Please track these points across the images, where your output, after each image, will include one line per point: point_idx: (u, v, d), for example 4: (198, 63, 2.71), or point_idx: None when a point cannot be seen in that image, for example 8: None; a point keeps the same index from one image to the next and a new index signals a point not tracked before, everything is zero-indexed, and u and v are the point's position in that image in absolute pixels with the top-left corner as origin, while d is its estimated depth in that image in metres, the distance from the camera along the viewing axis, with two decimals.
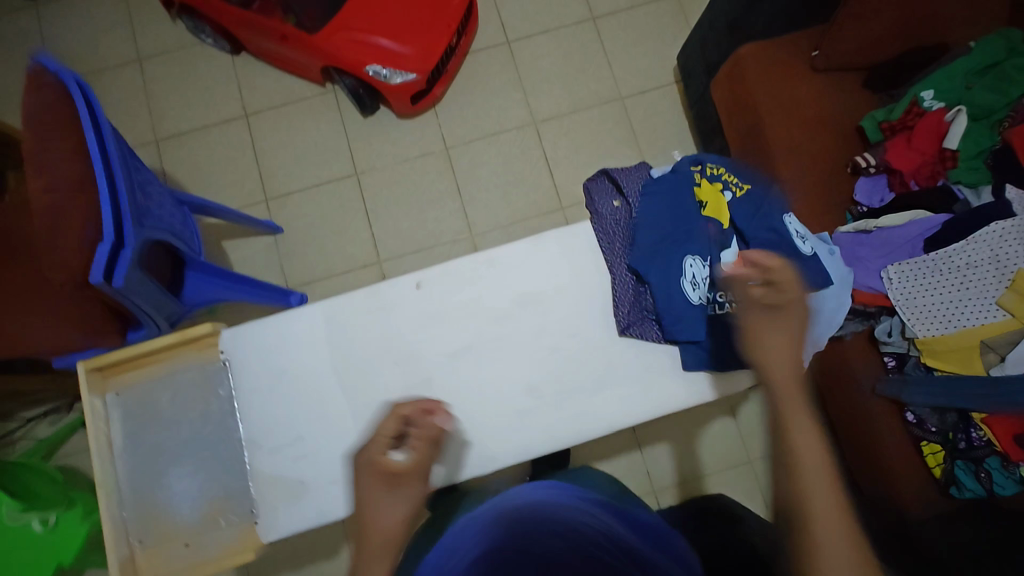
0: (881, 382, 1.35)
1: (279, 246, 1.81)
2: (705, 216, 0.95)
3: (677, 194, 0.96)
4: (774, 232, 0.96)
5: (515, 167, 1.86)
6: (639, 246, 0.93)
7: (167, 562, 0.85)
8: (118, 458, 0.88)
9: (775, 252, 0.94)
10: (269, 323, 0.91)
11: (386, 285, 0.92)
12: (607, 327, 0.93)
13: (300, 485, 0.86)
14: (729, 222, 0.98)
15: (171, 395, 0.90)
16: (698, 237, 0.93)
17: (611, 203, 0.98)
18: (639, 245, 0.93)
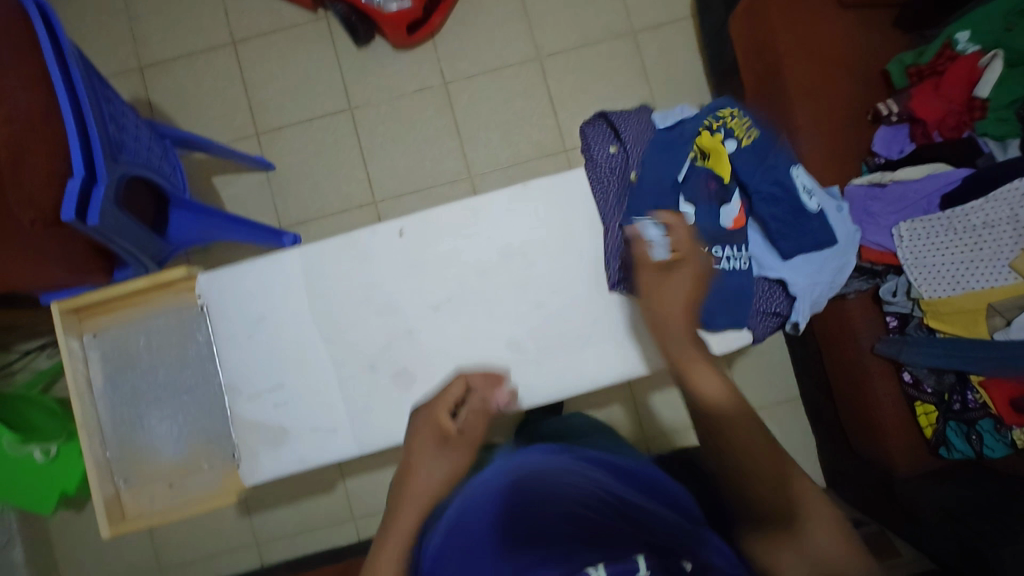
0: (881, 342, 1.32)
1: (271, 184, 1.75)
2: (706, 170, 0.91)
3: (672, 149, 0.90)
4: (779, 187, 0.91)
5: (518, 105, 1.77)
6: (632, 204, 0.87)
7: (151, 501, 0.87)
8: (99, 400, 0.87)
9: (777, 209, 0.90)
10: (246, 269, 0.87)
11: (368, 232, 0.88)
12: (598, 282, 0.89)
13: (281, 432, 0.86)
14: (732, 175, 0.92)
15: (148, 339, 0.88)
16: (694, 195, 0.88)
17: (608, 149, 0.91)
18: (632, 202, 0.88)
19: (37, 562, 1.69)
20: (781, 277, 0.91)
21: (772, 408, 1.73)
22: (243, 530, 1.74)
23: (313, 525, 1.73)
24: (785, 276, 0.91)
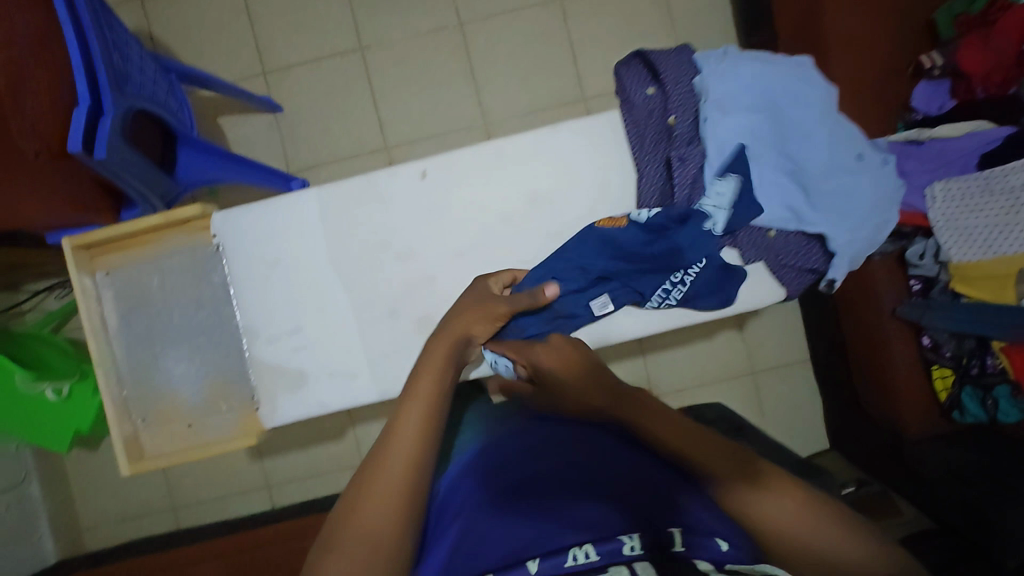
0: (903, 305, 1.32)
1: (280, 126, 1.69)
2: (749, 116, 0.80)
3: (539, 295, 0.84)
4: (828, 138, 0.81)
5: (536, 48, 1.68)
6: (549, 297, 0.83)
7: (170, 441, 0.86)
8: (114, 340, 0.86)
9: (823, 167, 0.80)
10: (261, 207, 0.84)
11: (389, 173, 0.84)
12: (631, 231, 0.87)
13: (300, 376, 0.85)
14: (776, 123, 0.81)
15: (162, 279, 0.86)
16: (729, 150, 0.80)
17: (645, 90, 0.83)
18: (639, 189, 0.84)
19: (54, 497, 1.74)
20: (820, 231, 0.81)
21: (782, 369, 1.73)
22: (254, 473, 1.77)
23: (323, 470, 1.76)
24: (826, 231, 0.81)
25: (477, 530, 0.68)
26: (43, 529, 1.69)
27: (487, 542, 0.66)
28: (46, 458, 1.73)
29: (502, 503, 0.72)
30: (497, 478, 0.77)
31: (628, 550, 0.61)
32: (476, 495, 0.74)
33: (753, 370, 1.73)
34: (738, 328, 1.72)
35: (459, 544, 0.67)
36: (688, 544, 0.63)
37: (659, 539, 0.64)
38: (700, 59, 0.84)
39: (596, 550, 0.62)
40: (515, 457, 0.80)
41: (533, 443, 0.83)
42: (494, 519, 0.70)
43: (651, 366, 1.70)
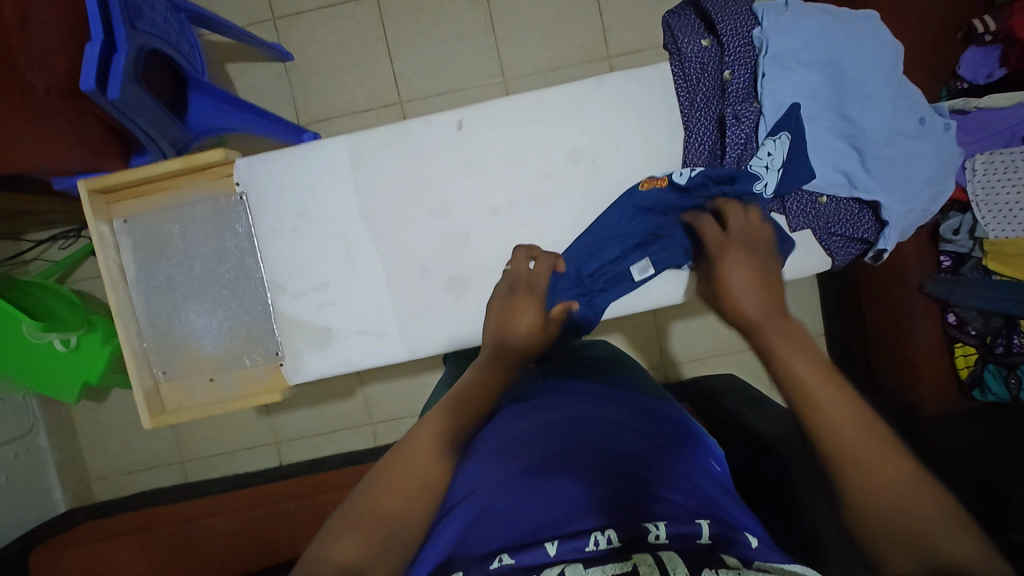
0: (932, 281, 1.29)
1: (290, 76, 1.62)
2: (808, 75, 0.76)
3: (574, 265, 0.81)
4: (891, 102, 0.76)
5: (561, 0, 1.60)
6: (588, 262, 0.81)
7: (191, 394, 0.84)
8: (133, 291, 0.83)
9: (883, 133, 0.76)
10: (287, 156, 0.80)
11: (421, 122, 0.80)
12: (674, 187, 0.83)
13: (327, 332, 0.82)
14: (836, 84, 0.76)
15: (181, 227, 0.82)
16: (784, 110, 0.77)
17: (699, 42, 0.79)
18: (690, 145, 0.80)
19: (62, 447, 1.73)
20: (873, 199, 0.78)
21: None
22: (263, 430, 1.77)
23: (332, 429, 1.75)
24: (879, 199, 0.78)
25: (484, 512, 0.59)
26: (52, 478, 1.69)
27: (499, 526, 0.57)
28: (53, 410, 1.72)
29: (513, 478, 0.62)
30: (507, 453, 0.67)
31: (653, 539, 0.53)
32: (484, 473, 0.65)
33: None
34: None
35: (461, 529, 0.58)
36: (716, 537, 0.54)
37: (686, 528, 0.54)
38: (759, 9, 0.79)
39: (619, 536, 0.53)
40: (519, 434, 0.71)
41: (545, 419, 0.74)
42: (503, 496, 0.60)
43: (664, 336, 1.69)
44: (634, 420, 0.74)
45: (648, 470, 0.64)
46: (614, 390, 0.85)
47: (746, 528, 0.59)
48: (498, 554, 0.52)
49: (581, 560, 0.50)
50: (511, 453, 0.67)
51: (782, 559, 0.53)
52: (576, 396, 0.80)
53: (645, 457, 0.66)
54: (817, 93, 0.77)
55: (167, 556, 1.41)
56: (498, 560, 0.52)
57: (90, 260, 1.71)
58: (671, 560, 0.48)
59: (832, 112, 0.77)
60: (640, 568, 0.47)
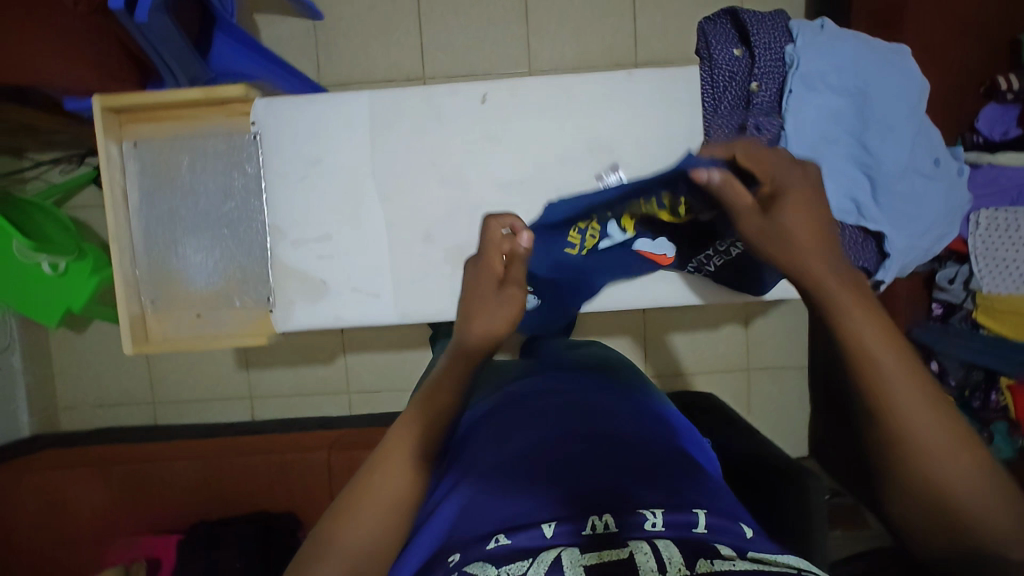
0: (920, 327, 1.30)
1: (318, 33, 1.61)
2: (830, 101, 0.77)
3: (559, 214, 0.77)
4: (908, 140, 0.77)
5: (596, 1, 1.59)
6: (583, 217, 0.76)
7: (177, 328, 0.84)
8: (134, 217, 0.82)
9: (895, 169, 0.77)
10: (308, 104, 0.80)
11: (446, 90, 0.80)
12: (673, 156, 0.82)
13: (321, 285, 0.82)
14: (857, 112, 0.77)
15: (191, 159, 0.82)
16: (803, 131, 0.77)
17: (730, 52, 0.79)
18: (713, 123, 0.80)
19: (34, 371, 1.72)
20: (879, 230, 0.79)
21: (776, 371, 1.73)
22: (239, 383, 1.76)
23: (308, 392, 1.75)
24: (885, 231, 0.79)
25: (475, 502, 0.60)
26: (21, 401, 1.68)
27: (489, 510, 0.58)
28: (31, 333, 1.70)
29: (501, 470, 0.64)
30: (493, 446, 0.69)
31: (650, 526, 0.53)
32: (470, 467, 0.66)
33: (749, 367, 1.73)
34: (744, 323, 1.71)
35: (451, 520, 0.59)
36: (712, 526, 0.54)
37: (681, 517, 0.54)
38: (795, 27, 0.79)
39: (616, 522, 0.54)
40: (507, 425, 0.72)
41: (534, 410, 0.75)
42: (492, 485, 0.61)
43: (649, 346, 1.70)
44: (623, 409, 0.76)
45: (637, 458, 0.65)
46: (607, 381, 0.86)
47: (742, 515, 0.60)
48: (494, 535, 0.53)
49: (578, 544, 0.51)
50: (498, 445, 0.68)
51: (775, 548, 0.53)
52: (564, 387, 0.81)
53: (635, 445, 0.67)
54: (836, 121, 0.78)
55: (127, 492, 1.40)
56: (494, 540, 0.53)
57: (89, 188, 1.69)
58: (666, 548, 0.49)
59: (846, 142, 0.78)
60: (638, 556, 0.48)
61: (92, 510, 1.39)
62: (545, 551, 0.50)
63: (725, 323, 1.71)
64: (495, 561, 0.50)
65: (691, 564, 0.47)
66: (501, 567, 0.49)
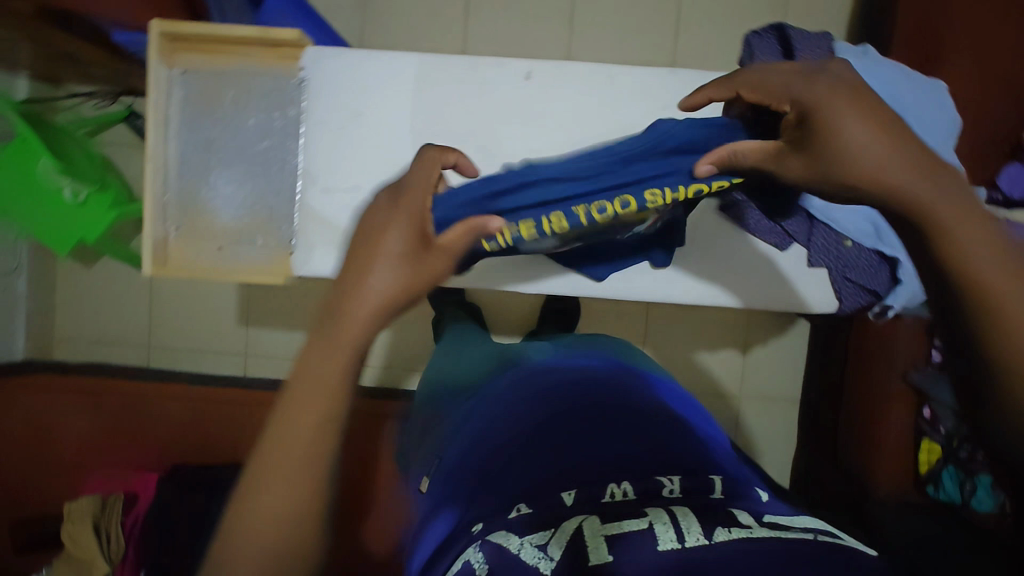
0: (917, 371, 1.31)
1: (366, 7, 1.63)
2: None
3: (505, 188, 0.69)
4: None
5: (641, 12, 1.60)
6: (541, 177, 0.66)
7: (198, 257, 0.85)
8: (171, 143, 0.83)
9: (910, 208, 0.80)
10: (357, 58, 0.82)
11: (493, 64, 0.82)
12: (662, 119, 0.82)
13: (344, 235, 0.83)
14: None
15: (235, 94, 0.83)
16: None
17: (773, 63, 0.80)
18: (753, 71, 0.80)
19: (37, 298, 1.73)
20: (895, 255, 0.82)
21: (768, 400, 1.74)
22: (236, 338, 1.77)
23: None
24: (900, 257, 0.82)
25: (491, 476, 0.68)
26: (20, 324, 1.69)
27: (507, 486, 0.66)
28: (41, 259, 1.72)
29: (507, 447, 0.71)
30: (502, 421, 0.76)
31: (668, 493, 0.62)
32: (479, 441, 0.74)
33: (742, 393, 1.74)
34: (741, 350, 1.73)
35: (475, 492, 0.68)
36: (728, 492, 0.62)
37: (698, 485, 0.63)
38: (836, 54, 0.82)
39: (634, 490, 0.62)
40: (514, 405, 0.79)
41: (539, 389, 0.82)
42: (505, 458, 0.70)
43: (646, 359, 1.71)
44: (629, 382, 0.84)
45: (644, 429, 0.72)
46: (618, 359, 0.94)
47: (746, 476, 0.69)
48: (516, 506, 0.62)
49: (597, 514, 0.58)
50: (506, 424, 0.75)
51: (789, 510, 0.60)
52: (571, 364, 0.89)
53: (643, 418, 0.74)
54: None
55: (116, 423, 1.41)
56: (516, 510, 0.61)
57: (118, 128, 1.72)
58: (685, 520, 0.54)
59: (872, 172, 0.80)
60: (656, 525, 0.54)
61: (77, 436, 1.40)
62: (567, 523, 0.57)
63: (723, 347, 1.73)
64: (517, 530, 0.57)
65: (709, 533, 0.52)
66: (524, 535, 0.56)
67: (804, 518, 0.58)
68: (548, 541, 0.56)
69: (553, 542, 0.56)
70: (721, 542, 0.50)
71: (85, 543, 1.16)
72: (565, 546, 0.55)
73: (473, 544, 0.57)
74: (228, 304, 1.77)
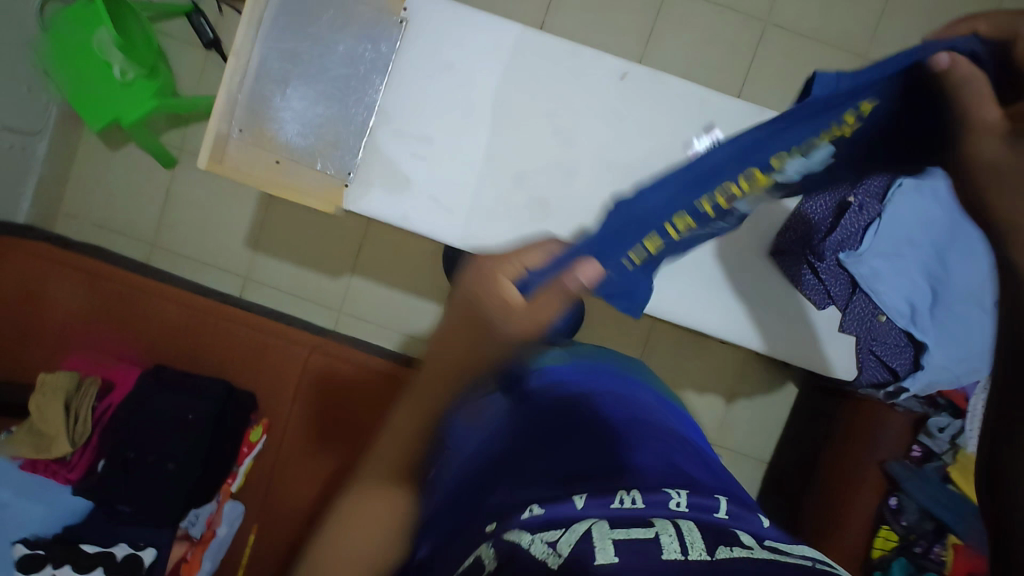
0: (895, 461, 1.36)
1: None
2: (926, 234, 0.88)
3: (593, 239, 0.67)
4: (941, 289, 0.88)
5: (718, 52, 1.60)
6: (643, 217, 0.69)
7: (252, 165, 0.84)
8: (256, 45, 0.82)
9: (922, 302, 0.89)
10: (462, 16, 0.82)
11: (597, 57, 0.83)
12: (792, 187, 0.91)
13: (404, 180, 0.83)
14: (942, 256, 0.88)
15: (333, 15, 0.83)
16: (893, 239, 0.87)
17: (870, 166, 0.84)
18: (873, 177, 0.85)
19: (53, 165, 1.70)
20: (925, 341, 0.89)
21: (737, 455, 1.77)
22: (241, 259, 1.76)
23: (302, 294, 1.75)
24: (930, 344, 0.89)
25: (514, 472, 0.69)
26: (28, 186, 1.65)
27: (531, 479, 0.67)
28: (66, 129, 1.68)
29: (532, 450, 0.72)
30: (520, 426, 0.78)
31: (675, 504, 0.64)
32: (504, 443, 0.75)
33: (714, 440, 1.76)
34: (726, 399, 1.75)
35: (500, 485, 0.68)
36: (731, 514, 0.65)
37: (705, 502, 0.66)
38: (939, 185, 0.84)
39: (643, 499, 0.64)
40: (538, 409, 0.81)
41: (559, 396, 0.84)
42: (528, 458, 0.71)
43: None
44: (644, 405, 0.87)
45: (660, 447, 0.76)
46: (630, 376, 0.98)
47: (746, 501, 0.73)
48: (527, 506, 0.62)
49: (606, 519, 0.59)
50: (533, 426, 0.77)
51: (788, 539, 0.64)
52: (589, 377, 0.90)
53: (659, 439, 0.78)
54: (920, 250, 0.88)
55: (105, 308, 1.38)
56: (528, 510, 0.61)
57: (178, 21, 1.68)
58: (689, 534, 0.58)
59: (909, 270, 0.88)
60: (663, 536, 0.57)
61: (62, 310, 1.36)
62: (578, 524, 0.58)
63: (709, 392, 1.75)
64: (531, 530, 0.58)
65: (711, 550, 0.55)
66: (536, 534, 0.57)
67: (799, 547, 0.62)
68: (557, 539, 0.56)
69: (563, 540, 0.55)
70: (722, 558, 0.54)
71: (53, 419, 1.14)
72: (574, 544, 0.54)
73: (485, 541, 0.58)
74: (242, 224, 1.76)
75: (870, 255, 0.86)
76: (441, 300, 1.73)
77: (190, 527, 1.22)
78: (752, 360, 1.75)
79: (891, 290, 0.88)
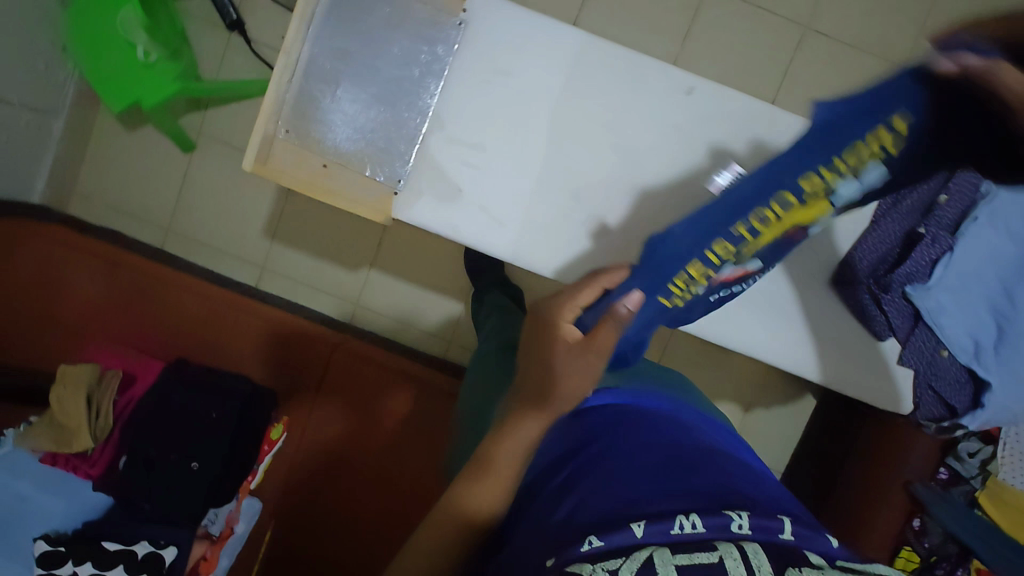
0: (921, 484, 1.34)
1: None
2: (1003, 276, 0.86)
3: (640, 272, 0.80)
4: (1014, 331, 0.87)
5: (755, 56, 1.56)
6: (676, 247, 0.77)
7: (299, 168, 0.81)
8: (306, 43, 0.79)
9: (991, 342, 0.88)
10: (523, 23, 0.80)
11: (661, 73, 0.83)
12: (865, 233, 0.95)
13: (456, 190, 0.82)
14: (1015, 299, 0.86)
15: (388, 14, 0.80)
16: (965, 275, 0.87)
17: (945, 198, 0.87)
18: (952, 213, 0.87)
19: (69, 146, 1.65)
20: (987, 377, 0.89)
21: None
22: (258, 248, 1.72)
23: (320, 285, 1.72)
24: (993, 382, 0.89)
25: (585, 495, 0.67)
26: (44, 166, 1.60)
27: (603, 502, 0.65)
28: (82, 109, 1.63)
29: (599, 472, 0.70)
30: (583, 447, 0.75)
31: (737, 528, 0.61)
32: (570, 465, 0.72)
33: None
34: (743, 408, 1.74)
35: (570, 510, 0.66)
36: (797, 535, 0.62)
37: (768, 522, 0.62)
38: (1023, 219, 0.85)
39: (703, 523, 0.61)
40: (599, 427, 0.77)
41: (619, 413, 0.80)
42: (595, 481, 0.68)
43: None
44: (701, 427, 0.84)
45: (726, 466, 0.73)
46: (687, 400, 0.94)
47: (806, 518, 0.68)
48: (587, 538, 0.60)
49: (667, 546, 0.59)
50: (597, 447, 0.74)
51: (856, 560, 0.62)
52: (643, 396, 0.87)
53: (723, 458, 0.75)
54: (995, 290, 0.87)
55: (124, 298, 1.35)
56: (587, 542, 0.59)
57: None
58: (756, 557, 0.57)
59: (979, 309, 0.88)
60: (729, 562, 0.56)
61: (80, 298, 1.33)
62: (637, 551, 0.58)
63: (727, 401, 1.73)
64: (592, 562, 0.56)
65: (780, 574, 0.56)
66: (599, 567, 0.56)
67: (872, 567, 0.61)
68: (619, 567, 0.56)
69: (624, 570, 0.55)
70: None
71: (74, 411, 1.11)
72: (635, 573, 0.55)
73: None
74: (259, 212, 1.71)
75: (937, 289, 0.88)
76: (460, 297, 1.70)
77: (210, 525, 1.20)
78: (771, 370, 1.74)
79: (956, 326, 0.88)
